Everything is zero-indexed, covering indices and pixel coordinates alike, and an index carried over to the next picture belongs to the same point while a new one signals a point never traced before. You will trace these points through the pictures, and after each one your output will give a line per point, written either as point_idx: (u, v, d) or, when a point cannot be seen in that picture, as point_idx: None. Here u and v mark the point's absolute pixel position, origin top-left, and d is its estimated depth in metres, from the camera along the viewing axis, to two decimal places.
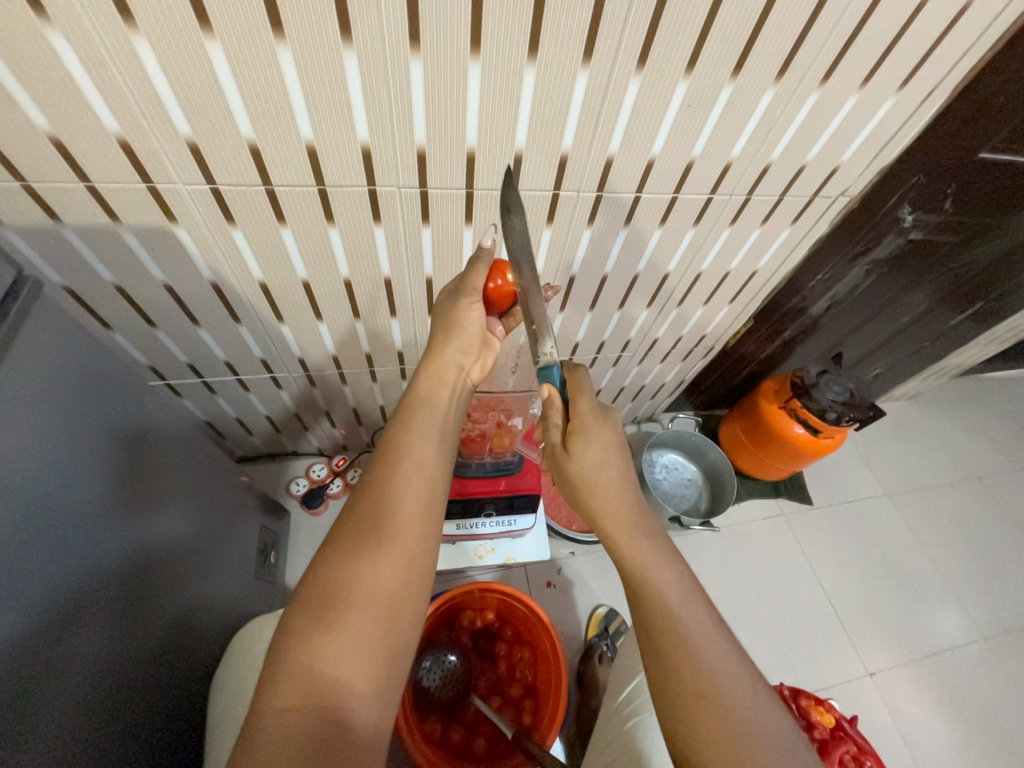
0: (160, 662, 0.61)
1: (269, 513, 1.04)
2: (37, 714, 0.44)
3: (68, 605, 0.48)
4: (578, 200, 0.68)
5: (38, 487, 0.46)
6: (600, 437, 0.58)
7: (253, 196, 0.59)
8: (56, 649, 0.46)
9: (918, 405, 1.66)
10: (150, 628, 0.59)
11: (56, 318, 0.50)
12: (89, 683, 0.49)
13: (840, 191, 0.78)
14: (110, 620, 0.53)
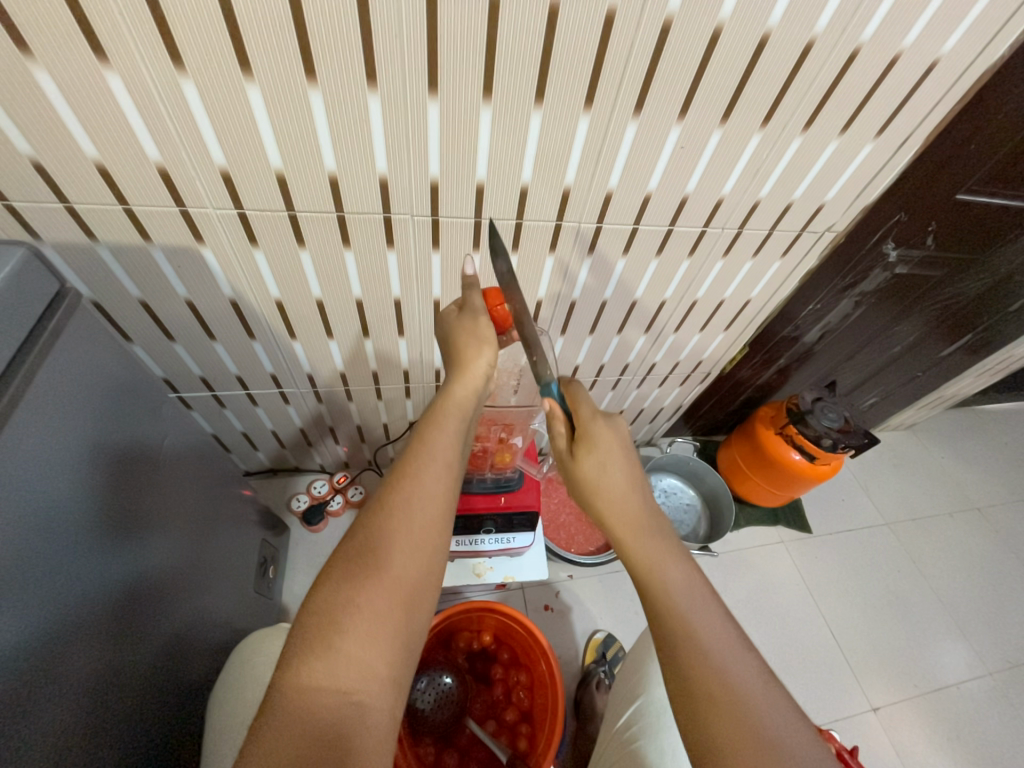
0: (154, 677, 0.60)
1: (270, 528, 1.05)
2: (37, 724, 0.43)
3: (79, 611, 0.48)
4: (579, 231, 0.72)
5: (49, 495, 0.46)
6: (605, 446, 0.59)
7: (277, 221, 0.63)
8: (65, 660, 0.46)
9: (915, 436, 1.68)
10: (144, 645, 0.58)
11: (91, 329, 0.54)
12: (88, 698, 0.49)
13: (826, 226, 0.82)
14: (109, 637, 0.52)
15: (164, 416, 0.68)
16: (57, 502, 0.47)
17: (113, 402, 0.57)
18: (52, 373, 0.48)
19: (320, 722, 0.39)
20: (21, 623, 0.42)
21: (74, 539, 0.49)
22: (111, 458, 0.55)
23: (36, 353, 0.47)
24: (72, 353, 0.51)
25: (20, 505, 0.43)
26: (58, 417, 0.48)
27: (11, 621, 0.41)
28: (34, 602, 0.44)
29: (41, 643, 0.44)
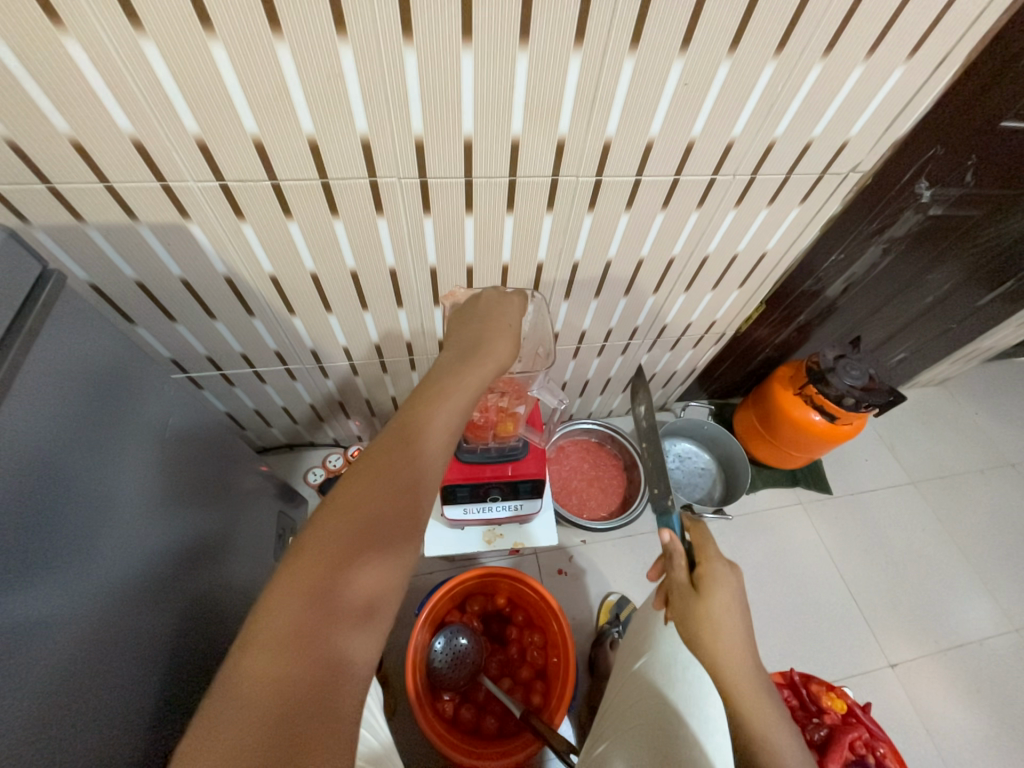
0: (184, 638, 0.64)
1: (286, 500, 1.08)
2: (66, 690, 0.46)
3: (97, 587, 0.51)
4: (577, 186, 0.68)
5: (58, 477, 0.48)
6: (727, 591, 0.61)
7: (261, 191, 0.61)
8: (88, 633, 0.49)
9: (945, 392, 1.60)
10: (170, 609, 0.62)
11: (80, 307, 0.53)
12: (112, 666, 0.52)
13: (851, 167, 0.75)
14: (129, 612, 0.55)
15: (173, 398, 0.68)
16: (67, 481, 0.49)
17: (115, 387, 0.57)
18: (46, 353, 0.48)
19: (289, 722, 0.35)
20: (39, 598, 0.44)
21: (86, 521, 0.50)
22: (118, 442, 0.57)
23: (23, 338, 0.47)
24: (63, 341, 0.51)
25: (28, 487, 0.45)
26: (59, 403, 0.49)
27: (26, 596, 0.43)
28: (51, 579, 0.46)
29: (63, 613, 0.46)
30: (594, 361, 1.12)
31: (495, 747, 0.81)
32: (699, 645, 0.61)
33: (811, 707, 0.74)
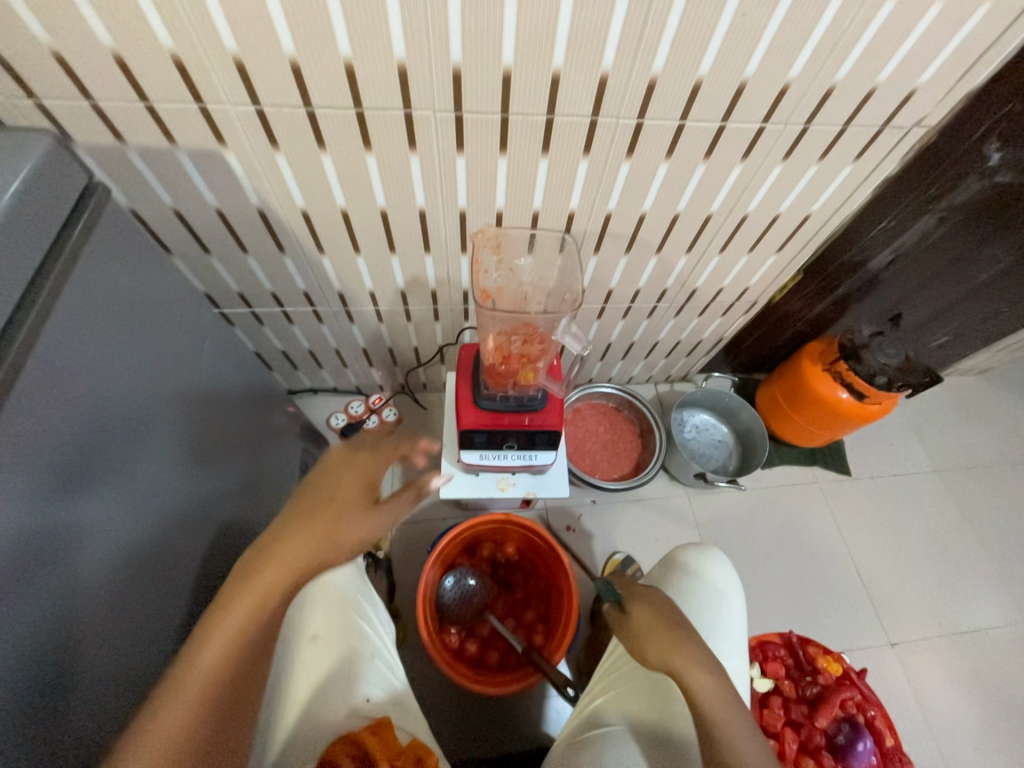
0: (207, 557, 0.71)
1: (309, 439, 1.13)
2: (109, 588, 0.52)
3: (131, 500, 0.56)
4: (617, 128, 0.65)
5: (109, 401, 0.52)
6: (658, 601, 0.67)
7: (296, 119, 0.61)
8: (128, 540, 0.55)
9: (986, 381, 1.53)
10: (197, 532, 0.68)
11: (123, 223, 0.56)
12: (143, 570, 0.57)
13: (914, 121, 0.69)
14: (159, 526, 0.60)
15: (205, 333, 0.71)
16: (110, 402, 0.53)
17: (151, 320, 0.60)
18: (94, 276, 0.51)
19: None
20: (91, 506, 0.50)
21: (123, 441, 0.54)
22: (154, 372, 0.60)
23: (66, 255, 0.49)
24: (106, 258, 0.53)
25: (75, 402, 0.49)
26: (101, 328, 0.52)
27: (83, 502, 0.49)
28: (91, 486, 0.50)
29: (100, 516, 0.51)
30: (618, 323, 1.11)
31: (499, 676, 0.86)
32: (660, 660, 0.60)
33: (806, 665, 0.75)
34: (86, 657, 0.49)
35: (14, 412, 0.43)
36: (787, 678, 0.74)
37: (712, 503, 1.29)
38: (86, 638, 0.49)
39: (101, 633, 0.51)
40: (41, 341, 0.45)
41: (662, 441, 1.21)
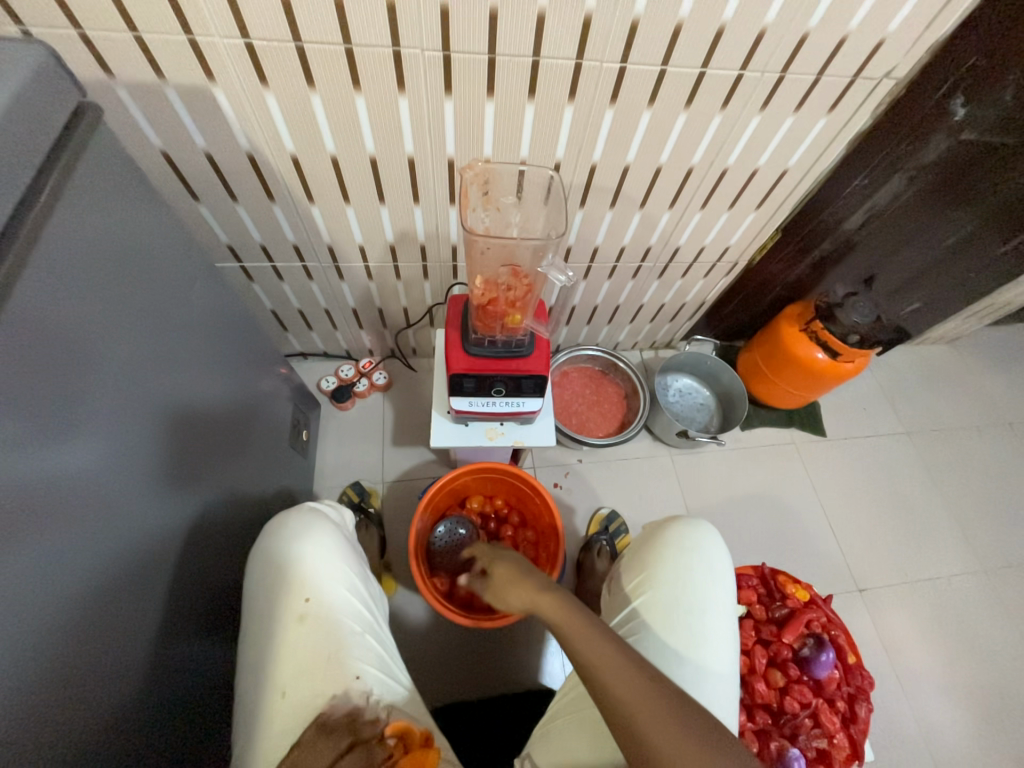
0: (191, 502, 0.73)
1: (299, 398, 1.14)
2: (91, 530, 0.54)
3: (115, 446, 0.58)
4: (601, 73, 0.67)
5: (90, 350, 0.54)
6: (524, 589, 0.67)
7: (286, 55, 0.62)
8: (108, 489, 0.56)
9: (955, 351, 1.60)
10: (180, 481, 0.70)
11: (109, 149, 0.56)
12: (127, 513, 0.59)
13: (884, 72, 0.72)
14: (140, 477, 0.62)
15: (192, 281, 0.73)
16: (87, 351, 0.53)
17: (134, 275, 0.61)
18: (80, 206, 0.53)
19: None
20: (71, 452, 0.51)
21: (104, 392, 0.56)
22: (138, 322, 0.61)
23: (56, 177, 0.50)
24: (94, 189, 0.54)
25: (58, 343, 0.50)
26: (87, 270, 0.54)
27: (63, 447, 0.50)
28: (70, 432, 0.51)
29: (85, 457, 0.53)
30: (605, 284, 1.13)
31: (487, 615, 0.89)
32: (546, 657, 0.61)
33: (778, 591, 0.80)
34: (70, 590, 0.51)
35: (2, 340, 0.44)
36: (758, 603, 0.79)
37: (694, 463, 1.33)
38: (71, 571, 0.51)
39: (91, 562, 0.54)
40: (33, 260, 0.47)
41: (646, 401, 1.25)
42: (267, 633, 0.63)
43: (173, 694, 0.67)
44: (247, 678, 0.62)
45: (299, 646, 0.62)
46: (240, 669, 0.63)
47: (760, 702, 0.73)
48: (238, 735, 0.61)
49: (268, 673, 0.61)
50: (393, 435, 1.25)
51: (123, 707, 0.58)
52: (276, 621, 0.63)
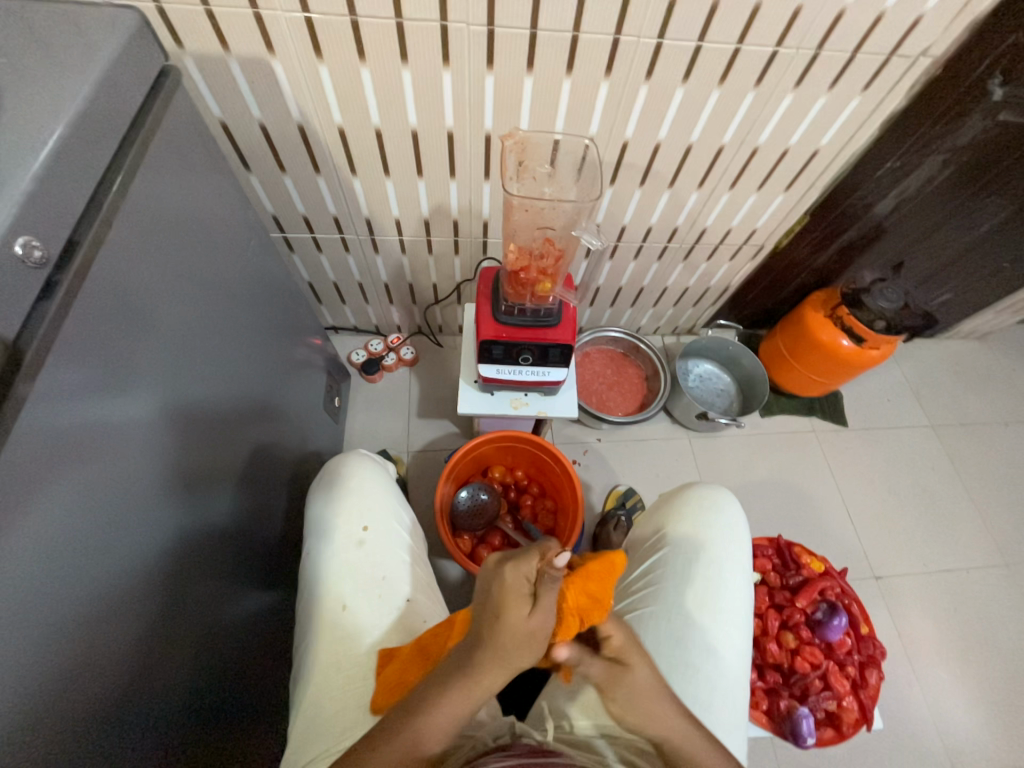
0: (234, 455, 0.77)
1: (332, 367, 1.19)
2: (155, 474, 0.59)
3: (163, 403, 0.60)
4: (637, 49, 0.69)
5: (154, 307, 0.58)
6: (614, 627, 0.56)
7: (341, 29, 0.66)
8: (168, 438, 0.61)
9: (985, 346, 1.57)
10: (227, 433, 0.75)
11: (178, 114, 0.61)
12: (184, 461, 0.64)
13: (921, 50, 0.73)
14: (195, 430, 0.67)
15: (235, 246, 0.76)
16: (153, 307, 0.58)
17: (195, 239, 0.66)
18: (153, 164, 0.57)
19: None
20: (139, 401, 0.56)
21: (166, 347, 0.60)
22: (185, 285, 0.64)
23: (139, 138, 0.56)
24: (165, 150, 0.59)
25: (117, 301, 0.52)
26: (145, 231, 0.56)
27: (133, 395, 0.55)
28: (138, 382, 0.56)
29: (137, 412, 0.56)
30: (630, 265, 1.15)
31: None
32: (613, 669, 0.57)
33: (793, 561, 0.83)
34: (138, 524, 0.56)
35: (91, 287, 0.49)
36: (773, 571, 0.82)
37: (712, 447, 1.35)
38: (139, 508, 0.56)
39: (141, 511, 0.56)
40: (117, 209, 0.52)
41: (667, 383, 1.27)
42: (314, 583, 0.67)
43: (220, 628, 0.72)
44: (301, 627, 0.66)
45: (357, 565, 0.67)
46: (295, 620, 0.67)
47: (772, 663, 0.76)
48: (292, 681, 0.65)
49: (316, 620, 0.64)
50: (418, 407, 1.30)
51: (169, 648, 0.61)
52: (322, 571, 0.67)
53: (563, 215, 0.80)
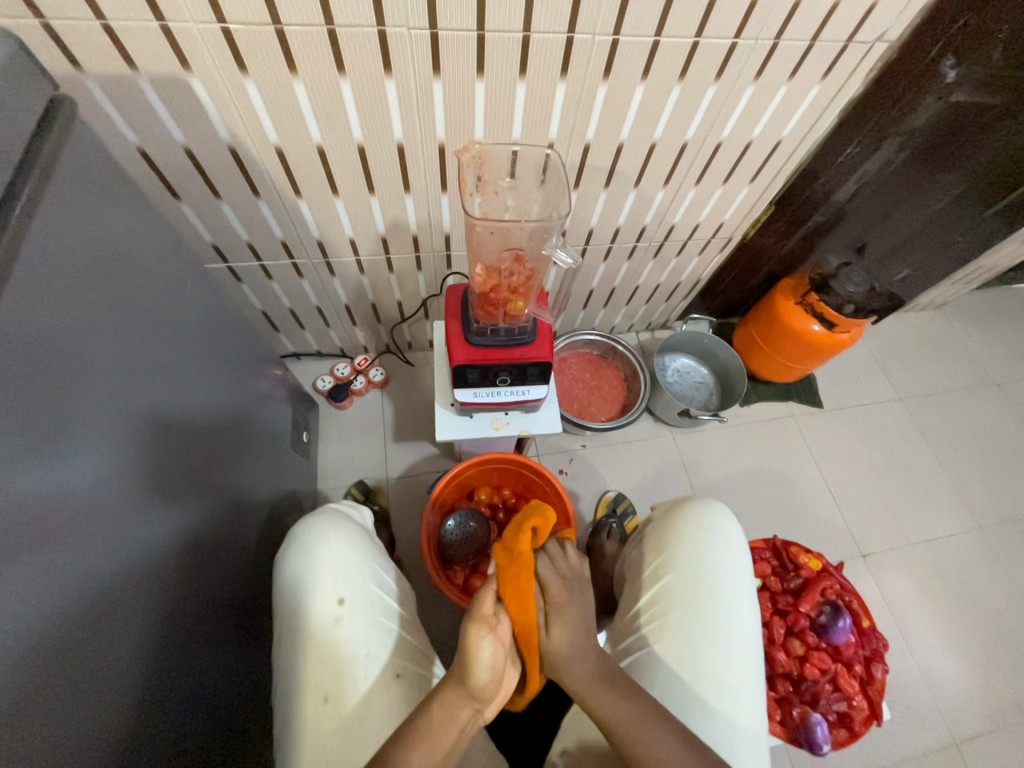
0: (204, 506, 0.71)
1: (297, 399, 1.11)
2: (110, 546, 0.52)
3: (115, 466, 0.53)
4: (593, 47, 0.65)
5: (88, 359, 0.51)
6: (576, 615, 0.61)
7: (265, 40, 0.59)
8: (122, 502, 0.54)
9: (942, 316, 1.62)
10: (193, 483, 0.68)
11: (85, 146, 0.54)
12: (143, 525, 0.57)
13: (877, 35, 0.71)
14: (154, 486, 0.60)
15: (175, 288, 0.68)
16: (86, 362, 0.50)
17: (126, 276, 0.58)
18: (55, 209, 0.49)
19: None
20: (80, 468, 0.49)
21: (108, 400, 0.53)
22: (124, 333, 0.56)
23: (35, 179, 0.47)
24: (72, 190, 0.51)
25: (44, 362, 0.46)
26: (63, 276, 0.49)
27: (72, 462, 0.48)
28: (77, 447, 0.48)
29: (87, 478, 0.49)
30: (600, 266, 1.12)
31: None
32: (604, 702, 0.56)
33: (789, 560, 0.83)
34: (94, 605, 0.49)
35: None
36: (773, 575, 0.82)
37: (696, 441, 1.35)
38: (94, 587, 0.49)
39: (95, 593, 0.49)
40: (17, 256, 0.44)
41: (647, 382, 1.24)
42: (287, 667, 0.62)
43: (206, 697, 0.66)
44: (285, 650, 0.63)
45: (337, 646, 0.62)
46: (276, 651, 0.64)
47: (782, 674, 0.76)
48: (280, 717, 0.61)
49: (305, 641, 0.62)
50: (394, 431, 1.24)
51: (147, 735, 0.55)
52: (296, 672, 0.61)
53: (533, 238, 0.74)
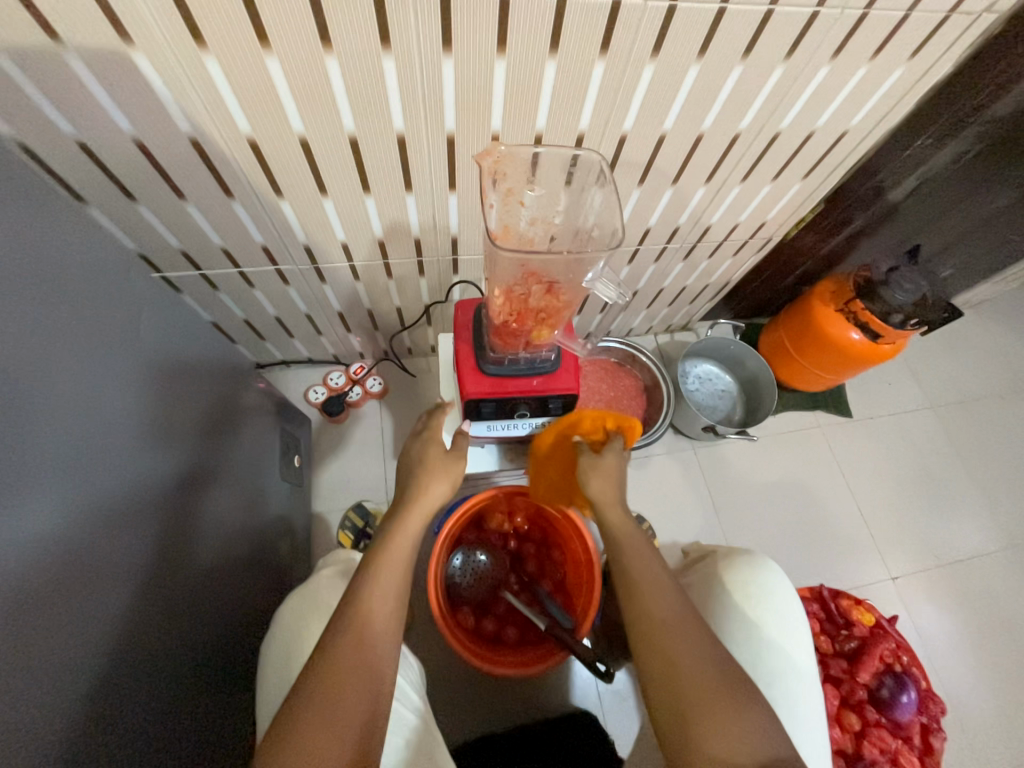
0: (181, 541, 0.60)
1: (286, 417, 1.00)
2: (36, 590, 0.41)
3: (84, 500, 0.45)
4: (644, 17, 0.52)
5: None
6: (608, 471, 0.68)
7: (226, 3, 0.46)
8: (53, 536, 0.43)
9: (978, 315, 1.52)
10: (162, 516, 0.57)
11: None
12: (92, 565, 0.47)
13: (986, 4, 0.58)
14: (104, 518, 0.49)
15: (121, 318, 0.56)
16: None
17: (37, 282, 0.46)
18: None
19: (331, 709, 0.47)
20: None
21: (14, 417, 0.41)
22: (66, 363, 0.47)
23: None
24: None
25: None
26: None
27: None
28: None
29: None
30: (623, 270, 1.00)
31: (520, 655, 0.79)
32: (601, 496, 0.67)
33: (841, 618, 0.83)
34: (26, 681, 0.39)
35: None
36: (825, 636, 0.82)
37: (719, 456, 1.26)
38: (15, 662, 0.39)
39: (19, 668, 0.39)
40: None
41: (669, 395, 1.14)
42: None
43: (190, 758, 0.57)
44: (271, 700, 0.60)
45: None
46: (271, 641, 0.64)
47: (836, 749, 0.74)
48: (266, 705, 0.60)
49: (307, 617, 0.64)
50: (395, 448, 1.14)
51: None
52: None
53: (570, 270, 0.60)
